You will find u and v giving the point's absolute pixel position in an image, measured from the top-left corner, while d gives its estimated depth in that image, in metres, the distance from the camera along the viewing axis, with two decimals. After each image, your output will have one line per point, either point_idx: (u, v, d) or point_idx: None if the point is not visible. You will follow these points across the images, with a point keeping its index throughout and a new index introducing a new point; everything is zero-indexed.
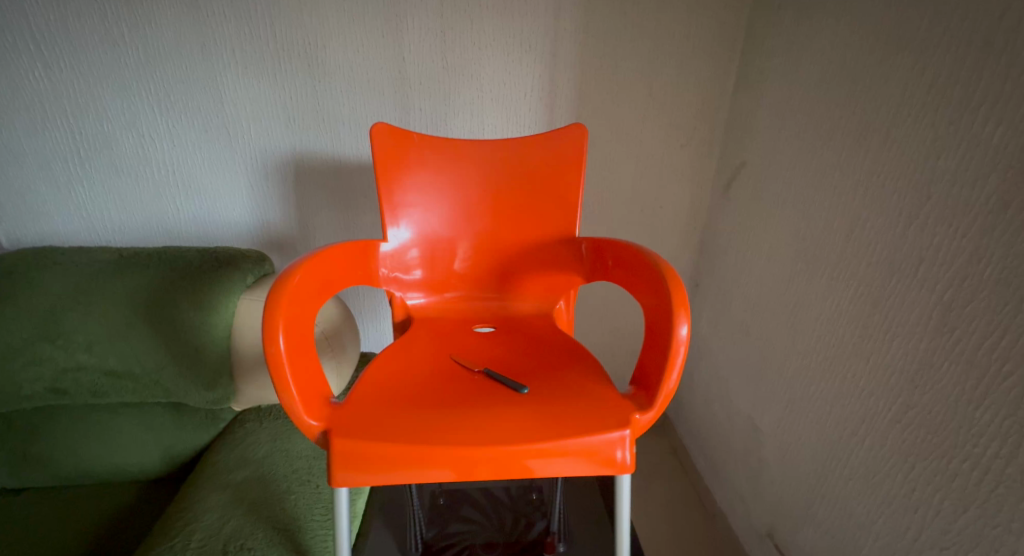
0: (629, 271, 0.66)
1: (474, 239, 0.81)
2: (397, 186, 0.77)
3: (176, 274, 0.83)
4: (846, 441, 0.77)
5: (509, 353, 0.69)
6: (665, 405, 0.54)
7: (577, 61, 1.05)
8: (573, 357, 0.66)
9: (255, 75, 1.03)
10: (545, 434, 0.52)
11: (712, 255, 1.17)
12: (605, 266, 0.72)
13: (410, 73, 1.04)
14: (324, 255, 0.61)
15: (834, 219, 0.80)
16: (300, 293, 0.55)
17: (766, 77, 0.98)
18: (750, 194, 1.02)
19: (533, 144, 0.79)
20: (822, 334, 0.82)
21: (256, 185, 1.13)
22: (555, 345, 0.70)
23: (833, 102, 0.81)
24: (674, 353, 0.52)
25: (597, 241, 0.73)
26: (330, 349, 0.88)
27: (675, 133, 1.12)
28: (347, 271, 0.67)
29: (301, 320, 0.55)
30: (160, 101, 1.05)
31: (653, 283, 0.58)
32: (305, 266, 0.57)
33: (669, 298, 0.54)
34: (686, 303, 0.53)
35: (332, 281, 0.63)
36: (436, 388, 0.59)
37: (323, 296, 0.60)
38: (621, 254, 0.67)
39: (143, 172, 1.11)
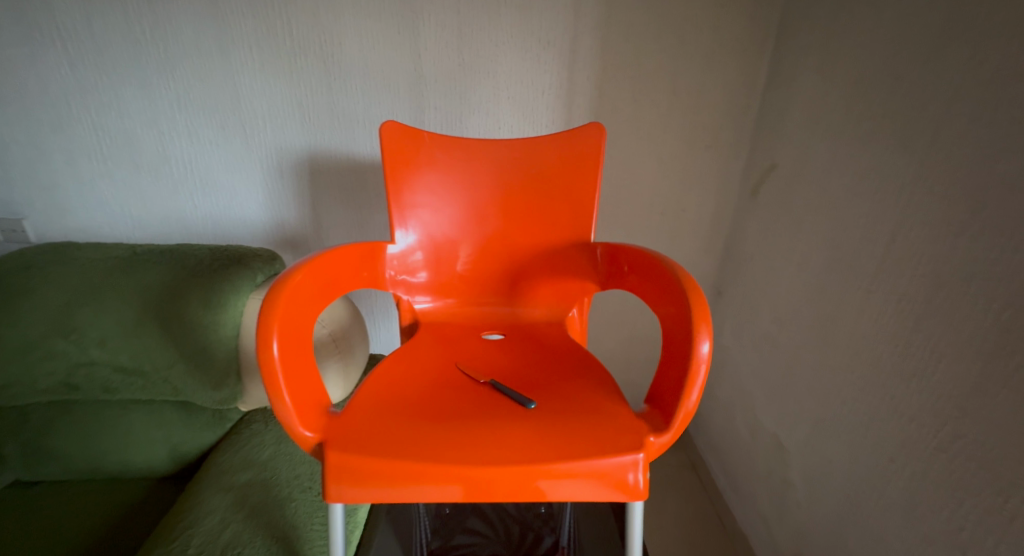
0: (646, 280, 0.62)
1: (485, 242, 0.78)
2: (406, 186, 0.75)
3: (186, 272, 0.83)
4: (883, 467, 0.72)
5: (517, 363, 0.65)
6: (683, 426, 0.49)
7: (598, 58, 1.01)
8: (584, 370, 0.62)
9: (272, 74, 1.03)
10: (552, 454, 0.48)
11: (738, 262, 1.12)
12: (620, 273, 0.68)
13: (427, 72, 1.02)
14: (326, 257, 0.59)
15: (873, 227, 0.75)
16: (298, 297, 0.53)
17: (801, 75, 0.93)
18: (781, 199, 0.97)
19: (548, 143, 0.75)
20: (856, 349, 0.77)
21: (272, 183, 1.12)
22: (566, 357, 0.67)
23: (873, 101, 0.76)
24: (694, 371, 0.48)
25: (612, 246, 0.69)
26: (338, 351, 0.86)
27: (700, 133, 1.07)
28: (351, 274, 0.65)
29: (299, 325, 0.53)
30: (179, 98, 1.05)
31: (672, 294, 0.54)
32: (305, 268, 0.55)
33: (690, 312, 0.50)
34: (709, 317, 0.49)
35: (335, 284, 0.60)
36: (439, 399, 0.56)
37: (323, 300, 0.58)
38: (638, 261, 0.64)
39: (163, 169, 1.11)
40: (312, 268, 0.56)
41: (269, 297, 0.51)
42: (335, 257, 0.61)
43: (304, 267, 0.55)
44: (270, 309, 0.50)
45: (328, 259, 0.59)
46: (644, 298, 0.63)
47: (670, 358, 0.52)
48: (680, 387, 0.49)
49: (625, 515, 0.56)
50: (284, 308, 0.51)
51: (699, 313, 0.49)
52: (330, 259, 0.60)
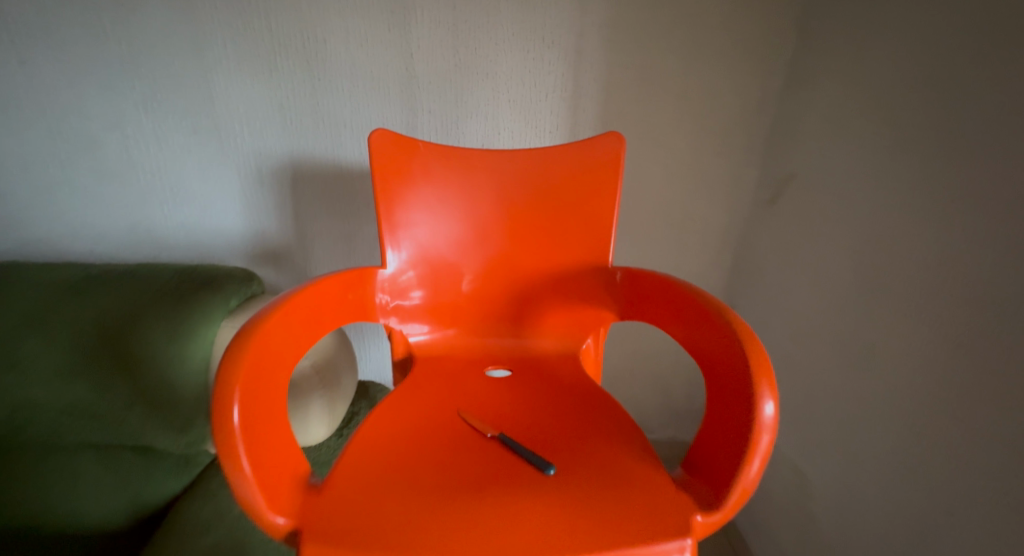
0: (677, 316, 0.54)
1: (488, 265, 0.70)
2: (399, 202, 0.66)
3: (146, 298, 0.73)
4: (934, 520, 0.64)
5: (527, 411, 0.57)
6: (739, 504, 0.41)
7: (605, 57, 0.92)
8: (602, 421, 0.55)
9: (249, 73, 0.93)
10: (584, 540, 0.40)
11: (751, 277, 1.04)
12: (644, 302, 0.61)
13: (419, 72, 0.93)
14: (300, 297, 0.51)
15: (916, 247, 0.67)
16: (266, 352, 0.45)
17: (826, 77, 0.84)
18: (802, 212, 0.89)
19: (560, 154, 0.67)
20: (897, 383, 0.69)
21: (250, 193, 1.02)
22: (581, 401, 0.59)
23: (916, 107, 0.68)
24: (752, 439, 0.41)
25: (635, 272, 0.62)
26: (322, 384, 0.77)
27: (713, 139, 0.98)
28: (332, 311, 0.56)
29: (267, 384, 0.44)
30: (146, 99, 0.94)
31: (716, 341, 0.46)
32: (273, 316, 0.47)
33: (745, 366, 0.42)
34: (771, 373, 0.41)
35: (311, 328, 0.52)
36: (443, 464, 0.48)
37: (298, 349, 0.50)
38: (668, 292, 0.56)
39: (128, 177, 1.00)
40: (283, 315, 0.48)
41: (229, 357, 0.43)
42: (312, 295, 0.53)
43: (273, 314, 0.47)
44: (230, 372, 0.42)
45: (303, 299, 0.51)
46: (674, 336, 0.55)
47: (719, 418, 0.44)
48: (735, 457, 0.42)
49: None
50: (248, 369, 0.43)
51: (759, 368, 0.42)
52: (305, 299, 0.52)
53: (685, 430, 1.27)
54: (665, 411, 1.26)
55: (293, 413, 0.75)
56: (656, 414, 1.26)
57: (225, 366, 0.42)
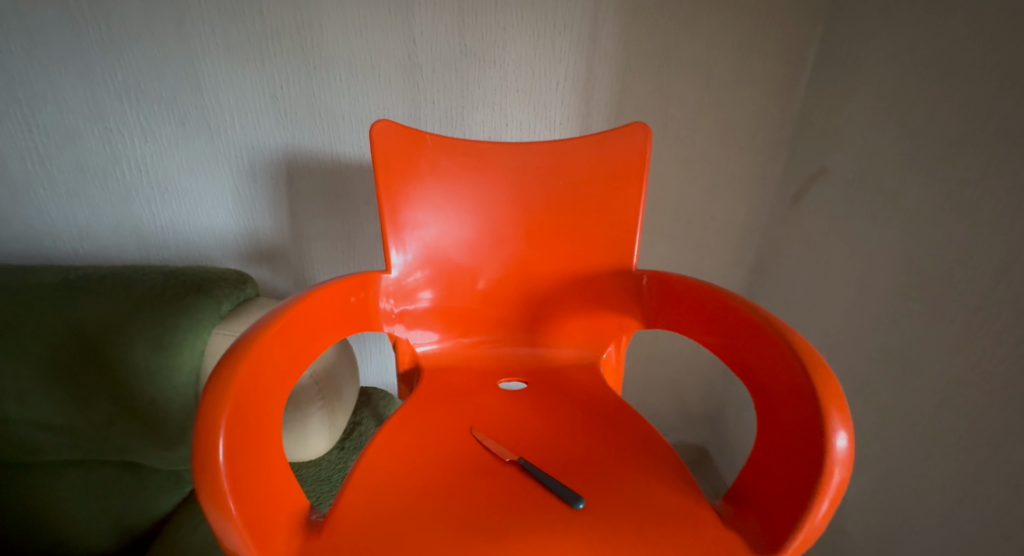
0: (720, 332, 0.51)
1: (500, 269, 0.65)
2: (404, 199, 0.61)
3: (131, 305, 0.67)
4: (991, 545, 0.60)
5: (546, 429, 0.53)
6: (801, 548, 0.38)
7: (620, 45, 0.86)
8: (633, 441, 0.51)
9: (240, 61, 0.87)
10: None
11: (774, 277, 0.98)
12: (677, 311, 0.57)
13: (422, 60, 0.87)
14: (292, 314, 0.48)
15: (976, 254, 0.63)
16: (254, 380, 0.42)
17: (863, 67, 0.79)
18: (835, 210, 0.83)
19: (581, 150, 0.63)
20: (949, 397, 0.65)
21: (242, 189, 0.97)
22: (603, 417, 0.54)
23: (981, 105, 0.63)
24: (825, 475, 0.38)
25: (666, 278, 0.58)
26: (321, 397, 0.72)
27: (735, 133, 0.92)
28: (331, 325, 0.53)
29: (257, 414, 0.41)
30: (128, 88, 0.88)
31: (775, 363, 0.43)
32: (260, 339, 0.44)
33: (814, 393, 0.39)
34: (844, 402, 0.39)
35: (308, 346, 0.49)
36: (465, 496, 0.44)
37: (292, 372, 0.47)
38: (706, 302, 0.53)
39: (112, 171, 0.94)
40: (274, 337, 0.45)
41: (212, 389, 0.40)
42: (308, 311, 0.49)
43: (261, 336, 0.44)
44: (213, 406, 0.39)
45: (297, 316, 0.48)
46: (715, 352, 0.52)
47: (779, 450, 0.41)
48: (802, 495, 0.38)
49: None
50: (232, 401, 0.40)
51: (831, 396, 0.39)
52: (299, 316, 0.48)
53: (699, 432, 1.23)
54: (678, 415, 1.22)
55: (291, 429, 0.70)
56: (669, 417, 1.22)
57: (208, 400, 0.39)
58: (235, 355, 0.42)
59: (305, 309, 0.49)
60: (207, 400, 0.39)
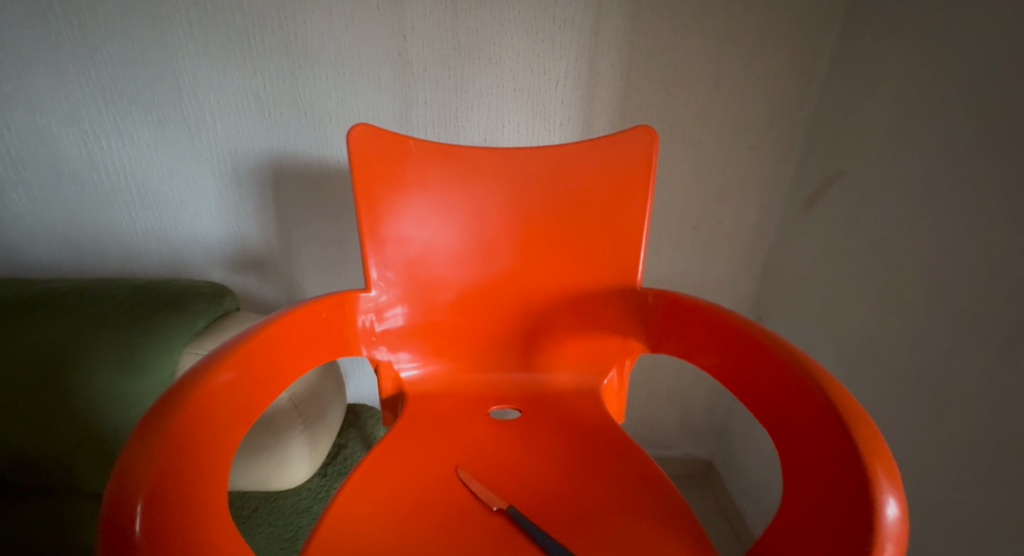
0: (737, 369, 0.49)
1: (496, 284, 0.64)
2: (386, 212, 0.60)
3: (99, 325, 0.66)
4: None
5: (544, 473, 0.51)
6: None
7: (626, 38, 0.78)
8: (639, 490, 0.49)
9: (220, 59, 0.80)
10: None
11: (784, 289, 0.89)
12: (688, 337, 0.56)
13: (414, 57, 0.80)
14: (236, 358, 0.46)
15: (1017, 272, 0.53)
16: (189, 434, 0.40)
17: (887, 59, 0.69)
18: (852, 216, 0.74)
19: (582, 167, 0.62)
20: (984, 438, 0.56)
21: (226, 194, 0.90)
22: (603, 461, 0.52)
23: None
24: (874, 551, 0.32)
25: (676, 301, 0.58)
26: (303, 421, 0.68)
27: (745, 131, 0.83)
28: (283, 367, 0.51)
29: (192, 471, 0.39)
30: (104, 89, 0.82)
31: (803, 410, 0.41)
32: (194, 388, 0.42)
33: (857, 449, 0.36)
34: (894, 464, 0.35)
35: (256, 392, 0.47)
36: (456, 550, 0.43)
37: (239, 421, 0.45)
38: (726, 335, 0.51)
39: (89, 178, 0.88)
40: (213, 385, 0.43)
41: (132, 447, 0.37)
42: (255, 356, 0.48)
43: (195, 385, 0.42)
44: (127, 467, 0.36)
45: (242, 360, 0.46)
46: (732, 391, 0.50)
47: (820, 518, 0.36)
48: None
49: None
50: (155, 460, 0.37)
51: (877, 453, 0.35)
52: (246, 360, 0.47)
53: (704, 446, 1.15)
54: (683, 428, 1.13)
55: (270, 455, 0.66)
56: (673, 431, 1.13)
57: (125, 461, 0.37)
58: (164, 409, 0.40)
59: (253, 352, 0.48)
60: (123, 461, 0.37)
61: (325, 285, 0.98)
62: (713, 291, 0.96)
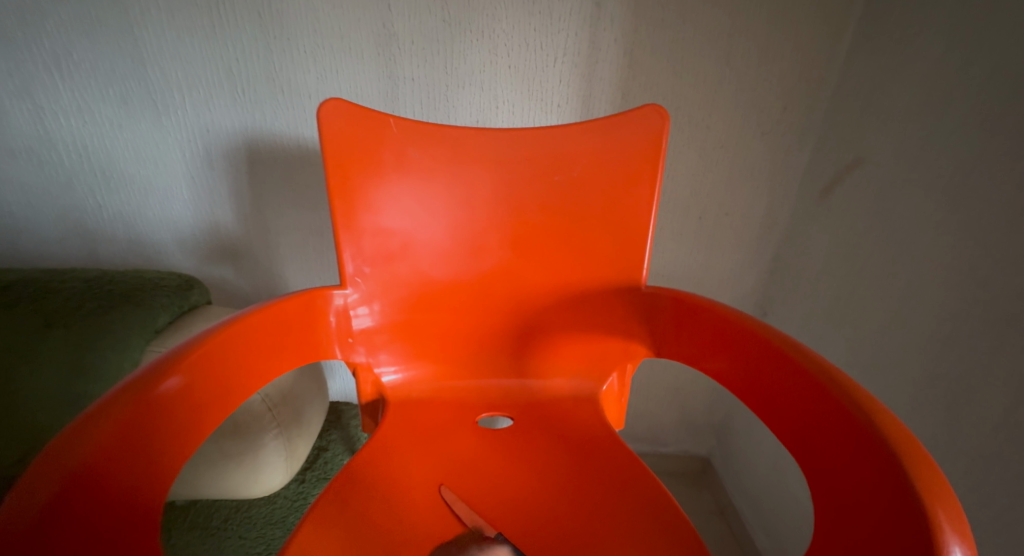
0: (764, 386, 0.45)
1: (487, 280, 0.60)
2: (363, 203, 0.55)
3: (46, 322, 0.62)
4: None
5: (546, 495, 0.47)
6: None
7: (629, 12, 0.72)
8: (642, 517, 0.45)
9: (186, 28, 0.73)
10: None
11: (794, 283, 0.84)
12: (700, 345, 0.51)
13: (399, 29, 0.73)
14: (186, 366, 0.40)
15: None
16: (118, 451, 0.35)
17: (919, 35, 0.63)
18: (872, 208, 0.69)
19: (581, 155, 0.57)
20: (1022, 451, 0.52)
21: (198, 178, 0.83)
22: (609, 480, 0.49)
23: None
24: None
25: (687, 304, 0.53)
26: (277, 425, 0.63)
27: (757, 115, 0.78)
28: (242, 375, 0.45)
29: (110, 500, 0.34)
30: (58, 60, 0.75)
31: (850, 441, 0.37)
32: (129, 401, 0.36)
33: (917, 490, 0.32)
34: (957, 506, 0.31)
35: (207, 405, 0.42)
36: None
37: (182, 439, 0.40)
38: (749, 349, 0.46)
39: (48, 158, 0.81)
40: (153, 397, 0.38)
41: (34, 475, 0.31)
42: (209, 364, 0.42)
43: (130, 398, 0.36)
44: (25, 500, 0.30)
45: (193, 368, 0.41)
46: (751, 408, 0.46)
47: None
48: None
49: None
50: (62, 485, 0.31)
51: (938, 493, 0.32)
52: (197, 368, 0.41)
53: (703, 443, 1.11)
54: (682, 425, 1.09)
55: (242, 462, 0.61)
56: (672, 426, 1.09)
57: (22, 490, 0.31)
58: (88, 426, 0.34)
59: (205, 359, 0.42)
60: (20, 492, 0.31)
61: (308, 275, 0.93)
62: (717, 285, 0.92)
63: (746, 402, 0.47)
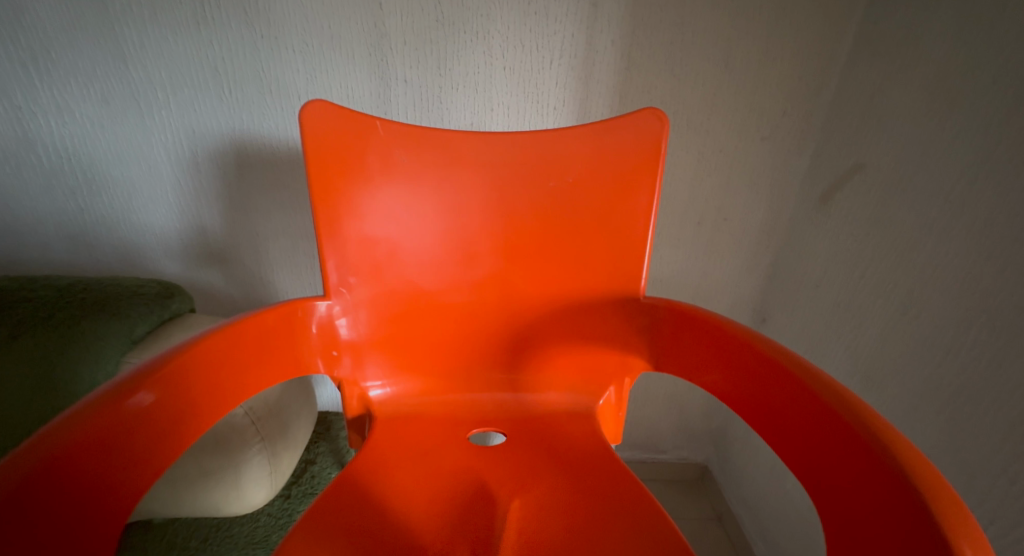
0: (767, 404, 0.43)
1: (479, 289, 0.58)
2: (349, 210, 0.53)
3: (14, 331, 0.60)
4: None
5: (539, 514, 0.45)
6: None
7: (627, 12, 0.70)
8: (641, 542, 0.43)
9: (170, 27, 0.71)
10: None
11: (793, 289, 0.82)
12: (699, 359, 0.49)
13: (391, 29, 0.71)
14: (159, 380, 0.38)
15: None
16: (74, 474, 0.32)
17: (923, 38, 0.62)
18: (873, 214, 0.67)
19: (577, 160, 0.55)
20: None
21: (182, 180, 0.81)
22: (605, 501, 0.46)
23: None
24: None
25: (686, 315, 0.51)
26: (260, 440, 0.61)
27: (757, 118, 0.76)
28: (219, 390, 0.43)
29: (62, 519, 0.31)
30: (37, 59, 0.72)
31: (861, 466, 0.35)
32: (96, 414, 0.34)
33: (938, 523, 0.30)
34: (982, 539, 0.29)
35: (180, 423, 0.39)
36: None
37: (152, 459, 0.37)
38: (752, 365, 0.44)
39: (27, 159, 0.79)
40: (120, 414, 0.35)
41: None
42: (185, 379, 0.40)
43: (94, 416, 0.34)
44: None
45: (166, 383, 0.38)
46: (753, 426, 0.44)
47: None
48: None
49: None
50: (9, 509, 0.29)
51: (961, 528, 0.29)
52: (171, 384, 0.39)
53: (701, 451, 1.09)
54: (679, 432, 1.07)
55: (221, 479, 0.59)
56: (669, 433, 1.07)
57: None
58: (50, 438, 0.32)
59: (180, 373, 0.40)
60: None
61: (296, 280, 0.90)
62: (715, 291, 0.90)
63: (748, 421, 0.45)
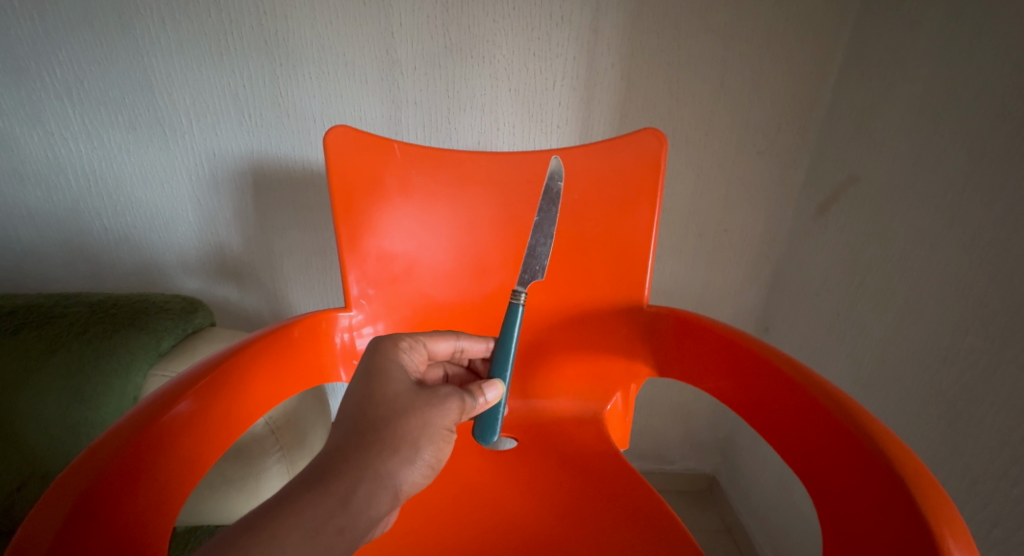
0: (760, 397, 0.45)
1: (489, 301, 0.62)
2: (367, 225, 0.57)
3: (53, 345, 0.63)
4: None
5: (557, 517, 0.49)
6: None
7: (627, 37, 0.73)
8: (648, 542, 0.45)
9: (195, 57, 0.75)
10: (584, 525, 0.48)
11: (794, 298, 0.84)
12: (700, 359, 0.52)
13: (401, 54, 0.74)
14: (200, 390, 0.41)
15: None
16: (133, 474, 0.36)
17: (909, 59, 0.65)
18: (868, 224, 0.69)
19: (578, 175, 0.58)
20: None
21: (203, 200, 0.84)
22: (616, 502, 0.49)
23: None
24: None
25: (687, 318, 0.54)
26: (280, 449, 0.63)
27: (753, 134, 0.79)
28: (254, 396, 0.46)
29: (114, 531, 0.34)
30: (69, 88, 0.76)
31: (849, 456, 0.38)
32: (135, 430, 0.37)
33: (920, 508, 0.33)
34: (961, 524, 0.32)
35: (215, 430, 0.42)
36: None
37: (192, 465, 0.40)
38: (747, 362, 0.47)
39: (57, 183, 0.82)
40: (167, 420, 0.39)
41: (40, 513, 0.33)
42: (220, 389, 0.43)
43: (145, 424, 0.38)
44: (34, 534, 0.32)
45: (206, 391, 0.42)
46: (750, 422, 0.47)
47: None
48: None
49: (668, 519, 0.47)
50: (72, 506, 0.33)
51: (944, 513, 0.33)
52: (210, 392, 0.42)
53: (709, 460, 1.10)
54: (686, 440, 1.08)
55: (243, 487, 0.61)
56: (676, 442, 1.08)
57: (29, 523, 0.32)
58: (108, 444, 0.36)
59: (219, 381, 0.43)
60: (27, 529, 0.32)
61: (311, 295, 0.93)
62: (718, 300, 0.92)
63: (748, 418, 0.47)
